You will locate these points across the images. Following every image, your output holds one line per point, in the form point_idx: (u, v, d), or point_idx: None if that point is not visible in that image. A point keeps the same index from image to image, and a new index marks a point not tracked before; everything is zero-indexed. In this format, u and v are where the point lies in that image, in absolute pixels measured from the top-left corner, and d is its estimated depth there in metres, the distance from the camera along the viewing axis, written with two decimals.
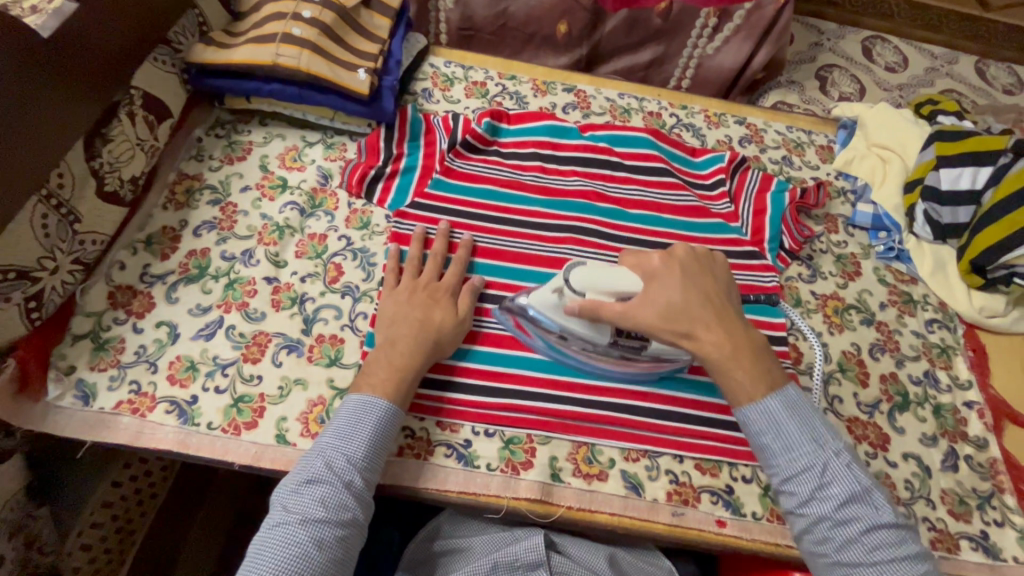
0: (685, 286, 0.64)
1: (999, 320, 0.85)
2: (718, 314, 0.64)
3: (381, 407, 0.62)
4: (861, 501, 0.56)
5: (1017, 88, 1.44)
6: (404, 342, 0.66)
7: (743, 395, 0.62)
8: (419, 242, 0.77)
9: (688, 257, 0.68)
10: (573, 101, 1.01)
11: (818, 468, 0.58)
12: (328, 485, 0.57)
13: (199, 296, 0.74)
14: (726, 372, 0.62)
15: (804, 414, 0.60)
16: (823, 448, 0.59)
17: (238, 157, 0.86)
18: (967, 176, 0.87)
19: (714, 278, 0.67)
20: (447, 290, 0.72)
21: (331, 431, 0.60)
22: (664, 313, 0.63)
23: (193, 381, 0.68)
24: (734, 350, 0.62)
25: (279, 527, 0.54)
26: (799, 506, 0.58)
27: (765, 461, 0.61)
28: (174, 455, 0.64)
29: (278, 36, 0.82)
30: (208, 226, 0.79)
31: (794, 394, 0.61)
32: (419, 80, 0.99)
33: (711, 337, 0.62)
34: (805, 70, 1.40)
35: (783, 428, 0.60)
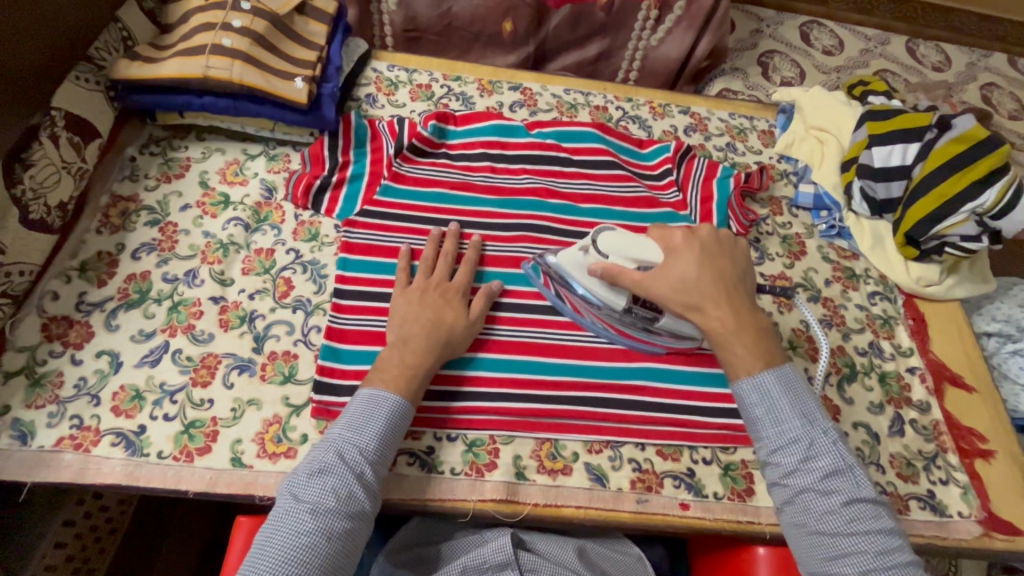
0: (700, 263, 0.68)
1: (936, 288, 0.89)
2: (727, 291, 0.67)
3: (392, 402, 0.62)
4: (844, 475, 0.58)
5: (945, 65, 1.51)
6: (416, 340, 0.66)
7: (741, 367, 0.64)
8: (434, 244, 0.77)
9: (710, 239, 0.71)
10: (520, 99, 1.01)
11: (806, 442, 0.59)
12: (339, 475, 0.57)
13: (142, 321, 0.71)
14: (726, 345, 0.65)
15: (796, 391, 0.62)
16: (812, 424, 0.60)
17: (176, 174, 0.84)
18: (898, 152, 0.89)
19: (730, 258, 0.70)
20: (459, 290, 0.72)
21: (342, 423, 0.61)
22: (677, 287, 0.67)
23: (139, 411, 0.65)
24: (737, 327, 0.65)
25: (289, 515, 0.54)
26: (784, 477, 0.59)
27: (754, 432, 0.62)
28: (122, 489, 0.62)
29: (208, 47, 0.80)
30: (147, 249, 0.77)
31: (789, 371, 0.63)
32: (362, 86, 0.97)
33: (716, 313, 0.66)
34: (747, 57, 1.43)
35: (778, 400, 0.61)
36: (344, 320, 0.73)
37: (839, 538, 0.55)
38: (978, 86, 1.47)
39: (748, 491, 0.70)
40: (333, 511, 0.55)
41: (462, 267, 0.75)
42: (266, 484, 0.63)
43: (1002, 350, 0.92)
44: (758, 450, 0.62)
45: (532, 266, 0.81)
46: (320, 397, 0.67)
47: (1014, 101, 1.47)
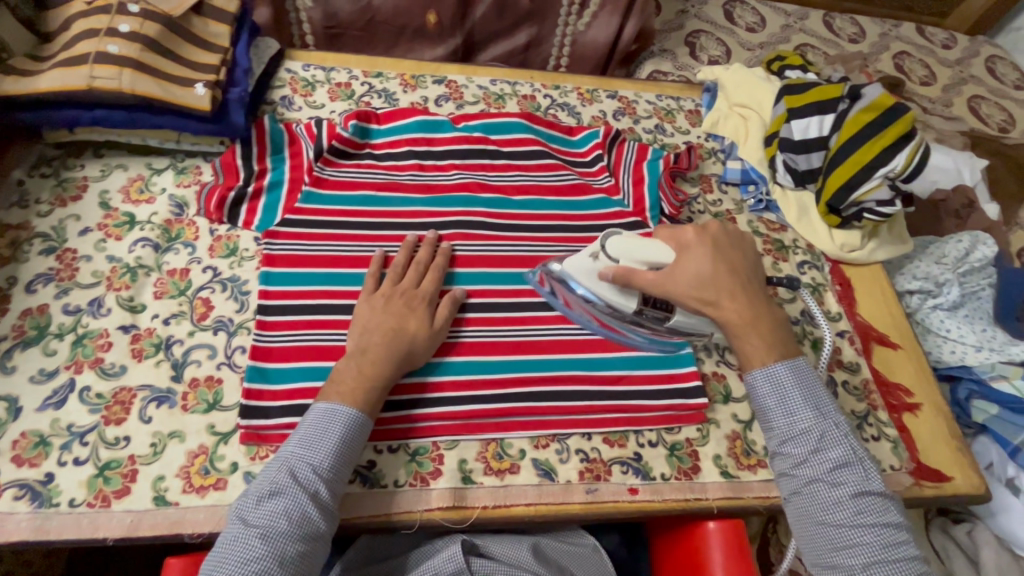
0: (715, 258, 0.67)
1: (859, 253, 0.93)
2: (743, 284, 0.67)
3: (348, 415, 0.59)
4: (854, 468, 0.59)
5: (860, 37, 1.57)
6: (375, 349, 0.64)
7: (756, 359, 0.65)
8: (407, 252, 0.75)
9: (721, 232, 0.71)
10: (445, 93, 0.98)
11: (817, 434, 0.61)
12: (291, 496, 0.54)
13: (42, 360, 0.65)
14: (742, 337, 0.66)
15: (808, 383, 0.63)
16: (822, 417, 0.61)
17: (72, 197, 0.77)
18: (815, 124, 0.92)
19: (740, 251, 0.71)
20: (425, 298, 0.70)
21: (296, 440, 0.58)
22: (694, 283, 0.66)
23: (45, 458, 0.60)
24: (754, 319, 0.66)
25: (238, 542, 0.51)
26: (794, 467, 0.61)
27: (766, 425, 0.64)
28: (30, 545, 0.57)
29: (92, 56, 0.73)
30: (43, 280, 0.70)
31: (803, 365, 0.64)
32: (276, 88, 0.93)
33: (733, 308, 0.66)
34: (675, 38, 1.45)
35: (789, 393, 0.63)
36: (270, 337, 0.69)
37: (845, 527, 0.57)
38: (890, 55, 1.54)
39: (694, 468, 0.71)
40: (285, 534, 0.52)
41: (429, 275, 0.73)
42: (194, 520, 0.59)
43: (924, 307, 0.97)
44: (769, 440, 0.64)
45: (467, 264, 0.78)
46: (248, 422, 0.64)
47: (924, 68, 1.54)
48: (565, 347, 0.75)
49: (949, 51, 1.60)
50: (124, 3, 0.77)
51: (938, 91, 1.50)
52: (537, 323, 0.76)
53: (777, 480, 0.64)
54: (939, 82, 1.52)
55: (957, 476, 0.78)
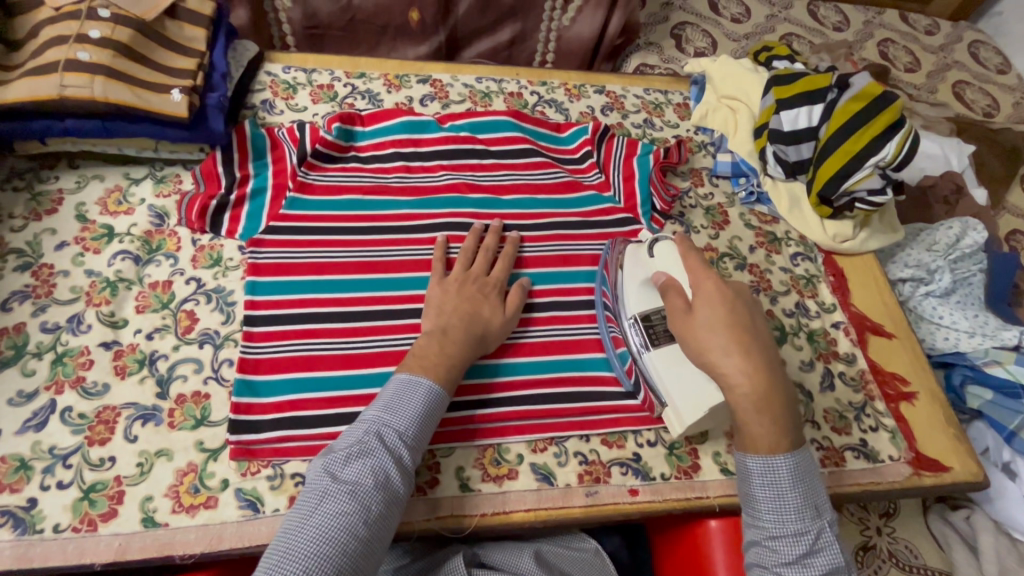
0: (736, 312, 0.61)
1: (851, 243, 0.93)
2: (760, 349, 0.59)
3: (428, 386, 0.60)
4: (839, 574, 0.55)
5: (845, 25, 1.57)
6: (455, 331, 0.65)
7: (762, 443, 0.57)
8: (475, 238, 0.77)
9: (747, 295, 0.63)
10: (430, 92, 0.97)
11: (811, 536, 0.55)
12: (379, 457, 0.54)
13: (20, 381, 0.63)
14: (745, 416, 0.58)
15: (808, 477, 0.57)
16: (817, 517, 0.56)
17: (47, 210, 0.74)
18: (804, 114, 0.91)
19: (759, 310, 0.63)
20: (495, 286, 0.72)
21: (379, 405, 0.58)
22: (708, 334, 0.60)
23: (27, 483, 0.58)
24: (767, 394, 0.57)
25: (326, 496, 0.51)
26: (778, 565, 0.55)
27: (751, 514, 0.58)
28: (14, 574, 0.55)
29: (62, 64, 0.71)
30: (19, 297, 0.68)
31: (805, 457, 0.58)
32: (256, 92, 0.90)
33: (743, 380, 0.58)
34: (660, 30, 1.44)
35: (788, 493, 0.56)
36: (259, 348, 0.67)
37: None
38: (875, 42, 1.54)
39: (694, 466, 0.70)
40: (373, 492, 0.52)
41: (499, 262, 0.75)
42: (185, 541, 0.57)
43: (916, 294, 0.98)
44: (754, 532, 0.58)
45: None
46: (239, 437, 0.62)
47: (908, 54, 1.55)
48: (560, 348, 0.74)
49: (933, 37, 1.61)
50: (93, 7, 0.75)
51: (923, 77, 1.51)
52: (531, 325, 0.74)
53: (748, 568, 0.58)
54: (924, 68, 1.53)
55: (955, 465, 0.77)
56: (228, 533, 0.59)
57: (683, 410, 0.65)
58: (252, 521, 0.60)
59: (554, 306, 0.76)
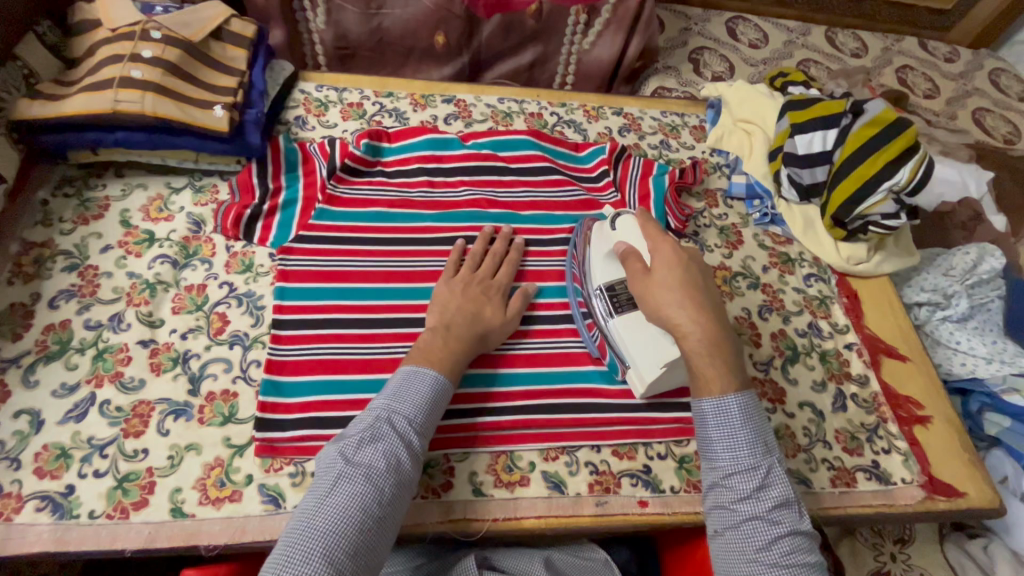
0: (689, 274, 0.66)
1: (865, 266, 0.94)
2: (710, 304, 0.64)
3: (433, 376, 0.63)
4: (790, 506, 0.57)
5: (862, 52, 1.58)
6: (458, 328, 0.68)
7: (714, 385, 0.60)
8: (484, 243, 0.80)
9: (699, 260, 0.69)
10: (454, 111, 1.01)
11: (762, 471, 0.57)
12: (391, 443, 0.56)
13: (64, 374, 0.67)
14: (698, 361, 0.61)
15: (757, 419, 0.60)
16: (767, 453, 0.59)
17: (94, 215, 0.79)
18: (818, 139, 0.93)
19: (711, 274, 0.68)
20: (498, 288, 0.75)
21: (389, 394, 0.61)
22: (664, 292, 0.65)
23: (66, 470, 0.61)
24: (716, 339, 0.62)
25: (341, 478, 0.53)
26: (734, 501, 0.57)
27: (708, 457, 0.61)
28: (51, 556, 0.58)
29: (116, 81, 0.76)
30: (65, 296, 0.72)
31: (753, 401, 0.60)
32: (290, 109, 0.95)
33: (694, 331, 0.62)
34: (678, 54, 1.47)
35: (739, 431, 0.58)
36: (285, 351, 0.71)
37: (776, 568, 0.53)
38: (893, 69, 1.56)
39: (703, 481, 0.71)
40: (386, 475, 0.54)
41: (504, 266, 0.78)
42: (210, 532, 0.60)
43: (933, 319, 0.97)
44: (712, 475, 0.60)
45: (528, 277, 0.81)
46: (263, 434, 0.65)
47: (927, 81, 1.56)
48: (573, 360, 0.76)
49: (952, 64, 1.62)
50: (146, 29, 0.81)
51: (942, 104, 1.51)
52: (545, 337, 0.77)
53: (707, 513, 0.60)
54: (943, 95, 1.54)
55: (970, 490, 0.77)
56: (250, 526, 0.61)
57: (643, 370, 0.69)
58: (274, 516, 0.62)
59: (569, 319, 0.79)
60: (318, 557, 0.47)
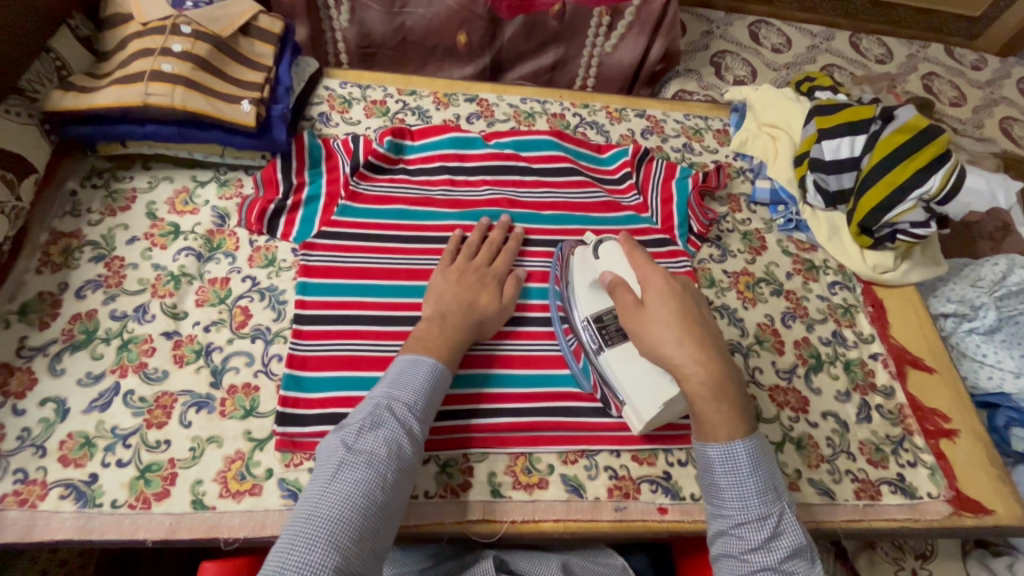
0: (685, 308, 0.63)
1: (892, 275, 0.92)
2: (711, 340, 0.61)
3: (431, 364, 0.63)
4: (802, 556, 0.55)
5: (888, 58, 1.56)
6: (454, 317, 0.68)
7: (721, 428, 0.58)
8: (481, 233, 0.80)
9: (691, 292, 0.66)
10: (476, 111, 1.01)
11: (773, 521, 0.56)
12: (391, 429, 0.56)
13: (89, 363, 0.67)
14: (702, 406, 0.59)
15: (766, 463, 0.58)
16: (777, 500, 0.57)
17: (121, 207, 0.80)
18: (846, 145, 0.92)
19: (704, 304, 0.66)
20: (495, 275, 0.75)
21: (388, 382, 0.60)
22: (661, 330, 0.61)
23: (90, 459, 0.62)
24: (720, 378, 0.59)
25: (344, 465, 0.52)
26: (745, 552, 0.55)
27: (715, 504, 0.58)
28: (74, 544, 0.58)
29: (147, 74, 0.77)
30: (92, 286, 0.73)
31: (760, 442, 0.59)
32: (315, 105, 0.96)
33: (697, 373, 0.59)
34: (700, 58, 1.46)
35: (747, 476, 0.57)
36: (307, 346, 0.71)
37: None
38: (919, 76, 1.53)
39: None
40: (387, 461, 0.54)
41: (501, 255, 0.78)
42: (230, 525, 0.60)
43: (959, 330, 0.95)
44: (719, 522, 0.58)
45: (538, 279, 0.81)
46: (284, 429, 0.65)
47: (954, 89, 1.53)
48: None
49: (980, 72, 1.59)
50: (177, 24, 0.81)
51: (969, 112, 1.49)
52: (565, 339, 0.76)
53: (715, 560, 0.58)
54: (970, 103, 1.51)
55: (998, 507, 0.75)
56: (270, 520, 0.61)
57: (640, 407, 0.66)
58: (294, 511, 0.62)
59: None
60: (323, 544, 0.47)
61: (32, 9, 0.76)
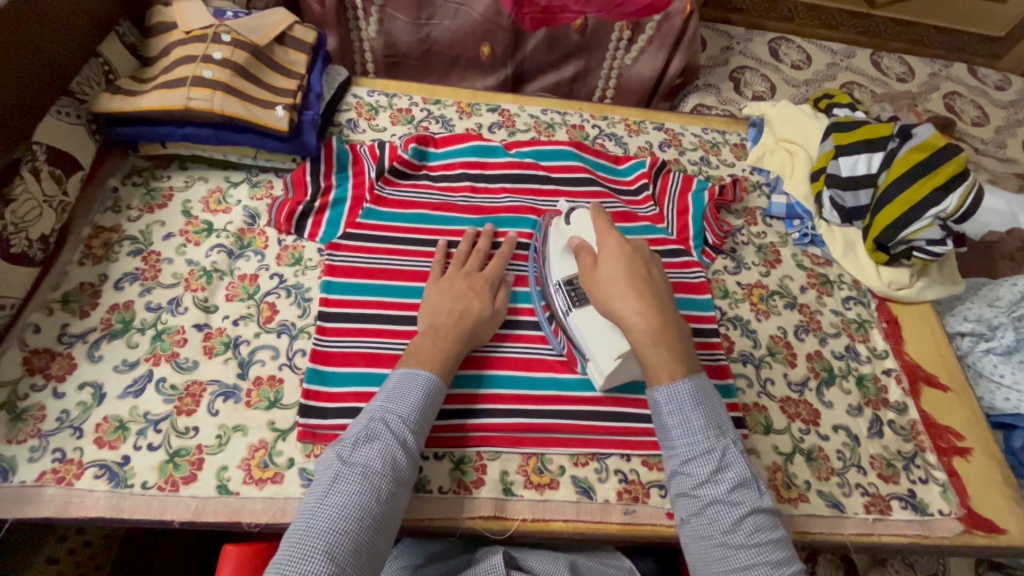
0: (631, 267, 0.65)
1: (907, 292, 0.92)
2: (656, 295, 0.63)
3: (427, 377, 0.64)
4: (749, 486, 0.55)
5: (909, 76, 1.56)
6: (446, 328, 0.70)
7: (662, 372, 0.59)
8: (469, 241, 0.81)
9: (645, 251, 0.68)
10: (498, 120, 1.04)
11: (717, 454, 0.56)
12: (386, 442, 0.58)
13: (125, 351, 0.71)
14: (644, 352, 0.61)
15: (710, 402, 0.59)
16: (721, 435, 0.57)
17: (159, 204, 0.84)
18: (863, 162, 0.93)
19: (658, 264, 0.68)
20: (487, 281, 0.76)
21: (384, 396, 0.62)
22: (608, 285, 0.64)
23: (123, 442, 0.65)
24: (660, 326, 0.61)
25: (339, 478, 0.54)
26: (694, 487, 0.56)
27: (666, 446, 0.59)
28: (106, 521, 0.61)
29: (188, 80, 0.81)
30: (130, 278, 0.77)
31: (703, 382, 0.60)
32: (343, 111, 0.99)
33: (637, 321, 0.61)
34: (718, 73, 1.48)
35: (691, 414, 0.57)
36: (329, 342, 0.73)
37: (742, 549, 0.52)
38: (940, 94, 1.53)
39: None
40: (382, 473, 0.55)
41: (494, 262, 0.79)
42: (252, 510, 0.63)
43: (975, 350, 0.94)
44: (670, 463, 0.59)
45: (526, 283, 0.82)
46: (307, 420, 0.68)
47: (976, 109, 1.53)
48: None
49: (1003, 93, 1.58)
50: (218, 33, 0.86)
51: (991, 132, 1.48)
52: None
53: (672, 502, 0.58)
54: (992, 123, 1.50)
55: (1011, 527, 0.74)
56: (290, 507, 0.64)
57: (601, 360, 0.69)
58: None
59: None
60: (321, 555, 0.48)
61: (85, 17, 0.81)
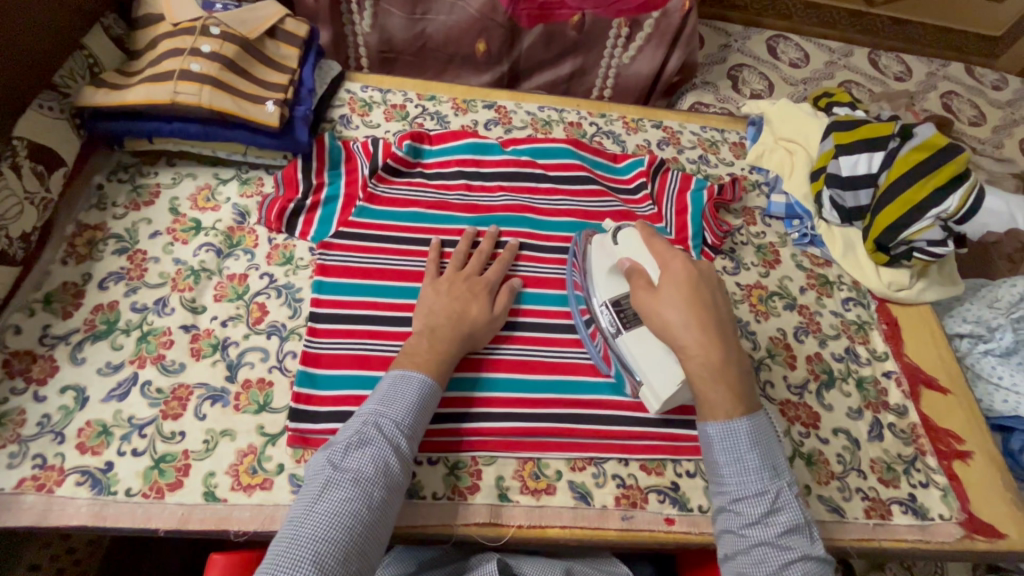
0: (695, 297, 0.62)
1: (907, 293, 0.91)
2: (719, 327, 0.61)
3: (420, 379, 0.62)
4: (800, 531, 0.56)
5: (907, 75, 1.55)
6: (442, 329, 0.68)
7: (719, 410, 0.59)
8: (469, 241, 0.80)
9: (709, 276, 0.65)
10: (494, 117, 1.02)
11: (771, 495, 0.56)
12: (378, 447, 0.56)
13: (109, 353, 0.69)
14: (702, 386, 0.60)
15: (767, 443, 0.59)
16: (776, 478, 0.57)
17: (145, 202, 0.82)
18: (864, 161, 0.91)
19: (722, 290, 0.66)
20: (485, 283, 0.74)
21: (376, 398, 0.60)
22: (673, 314, 0.62)
23: (106, 447, 0.63)
24: (722, 362, 0.60)
25: (330, 484, 0.52)
26: (743, 526, 0.56)
27: (716, 481, 0.59)
28: (88, 530, 0.59)
29: (176, 73, 0.79)
30: (115, 278, 0.75)
31: (762, 423, 0.59)
32: (336, 107, 0.97)
33: (700, 356, 0.60)
34: (716, 71, 1.47)
35: (746, 453, 0.57)
36: (320, 344, 0.72)
37: None
38: (938, 94, 1.52)
39: None
40: (374, 479, 0.54)
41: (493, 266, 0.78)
42: (240, 518, 0.61)
43: (974, 351, 0.94)
44: (720, 498, 0.59)
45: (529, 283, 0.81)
46: (298, 425, 0.66)
47: (973, 108, 1.52)
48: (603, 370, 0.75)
49: (1000, 92, 1.58)
50: (207, 25, 0.83)
51: (989, 132, 1.48)
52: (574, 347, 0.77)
53: (717, 537, 0.59)
54: (990, 122, 1.50)
55: (1011, 532, 0.74)
56: (280, 514, 0.62)
57: (658, 386, 0.68)
58: None
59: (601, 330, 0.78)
60: (309, 563, 0.47)
61: (68, 9, 0.79)
